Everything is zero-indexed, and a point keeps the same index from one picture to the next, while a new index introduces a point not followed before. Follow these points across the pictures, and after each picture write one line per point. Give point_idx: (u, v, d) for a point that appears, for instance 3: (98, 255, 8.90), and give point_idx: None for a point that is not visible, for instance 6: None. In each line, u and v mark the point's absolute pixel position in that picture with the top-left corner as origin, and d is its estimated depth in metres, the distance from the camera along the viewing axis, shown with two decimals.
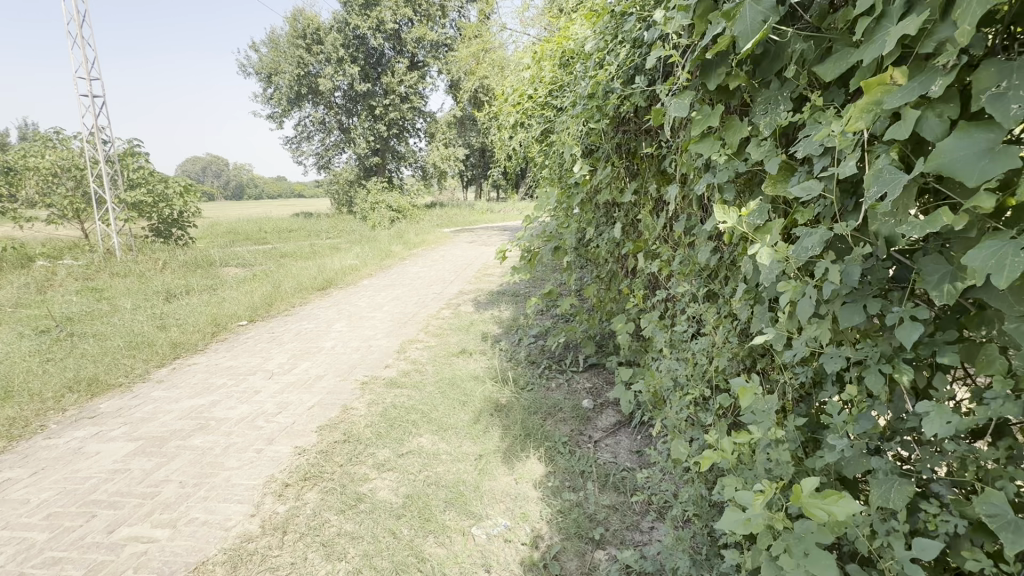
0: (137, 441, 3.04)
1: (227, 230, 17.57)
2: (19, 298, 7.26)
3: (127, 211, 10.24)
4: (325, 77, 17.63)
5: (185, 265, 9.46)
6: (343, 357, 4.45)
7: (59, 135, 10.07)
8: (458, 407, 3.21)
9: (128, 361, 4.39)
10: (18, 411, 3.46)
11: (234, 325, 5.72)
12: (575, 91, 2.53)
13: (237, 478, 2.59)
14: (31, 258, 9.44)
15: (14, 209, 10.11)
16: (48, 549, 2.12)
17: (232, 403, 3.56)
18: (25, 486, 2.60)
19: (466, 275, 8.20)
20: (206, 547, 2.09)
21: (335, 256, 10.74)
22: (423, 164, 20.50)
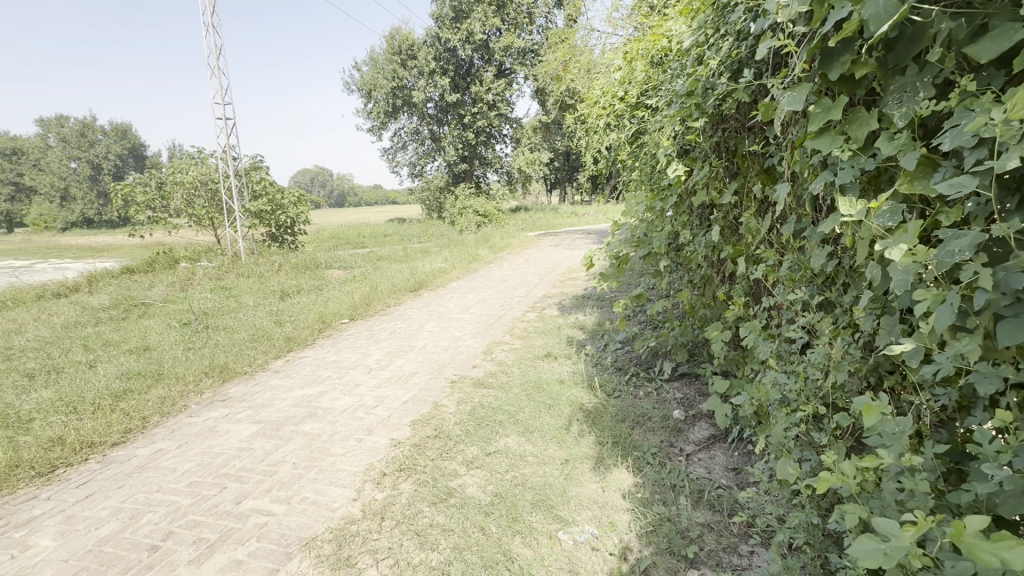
0: (259, 424, 3.42)
1: (332, 235, 19.22)
2: (169, 295, 8.49)
3: (251, 218, 11.58)
4: (418, 90, 18.63)
5: (297, 267, 10.49)
6: (434, 356, 4.67)
7: (200, 154, 11.75)
8: (544, 410, 3.23)
9: (252, 352, 4.95)
10: (168, 391, 4.05)
11: (337, 322, 6.24)
12: (671, 89, 2.45)
13: (341, 463, 2.82)
14: (178, 260, 10.99)
15: (165, 218, 11.85)
16: (191, 512, 2.45)
17: (337, 394, 3.88)
18: (173, 456, 3.03)
19: (550, 279, 8.23)
20: (315, 524, 2.29)
21: (426, 259, 11.30)
22: (509, 170, 20.94)
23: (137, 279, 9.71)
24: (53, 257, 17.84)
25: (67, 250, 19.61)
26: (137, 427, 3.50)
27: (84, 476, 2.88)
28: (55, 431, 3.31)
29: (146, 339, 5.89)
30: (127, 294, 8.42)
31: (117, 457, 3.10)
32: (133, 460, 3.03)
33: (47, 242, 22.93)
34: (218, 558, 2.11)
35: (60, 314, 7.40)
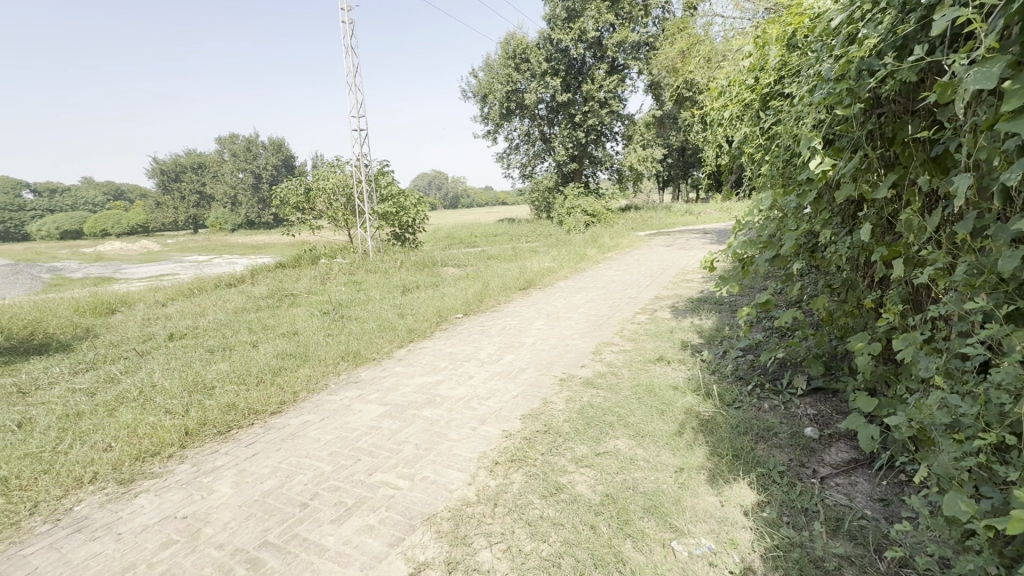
0: (386, 406, 3.77)
1: (447, 235, 20.39)
2: (311, 287, 9.68)
3: (378, 219, 12.75)
4: (530, 92, 19.00)
5: (416, 265, 11.30)
6: (543, 353, 4.74)
7: (339, 163, 13.21)
8: (656, 415, 3.12)
9: (379, 340, 5.46)
10: (313, 371, 4.63)
11: (452, 316, 6.64)
12: (815, 74, 2.23)
13: (457, 449, 3.01)
14: (319, 257, 12.46)
15: (310, 220, 13.53)
16: (332, 478, 2.78)
17: (453, 384, 4.13)
18: (318, 428, 3.47)
19: (663, 280, 7.90)
20: (435, 502, 2.48)
21: (534, 258, 11.53)
22: (619, 168, 20.49)
23: (288, 273, 11.22)
24: (226, 253, 21.31)
25: (235, 248, 23.28)
26: (290, 399, 4.06)
27: (251, 438, 3.42)
28: (230, 398, 3.97)
29: (295, 325, 6.79)
30: (280, 286, 9.78)
31: (275, 425, 3.63)
32: (287, 428, 3.52)
33: (221, 242, 27.36)
34: (354, 521, 2.38)
35: (231, 301, 8.81)
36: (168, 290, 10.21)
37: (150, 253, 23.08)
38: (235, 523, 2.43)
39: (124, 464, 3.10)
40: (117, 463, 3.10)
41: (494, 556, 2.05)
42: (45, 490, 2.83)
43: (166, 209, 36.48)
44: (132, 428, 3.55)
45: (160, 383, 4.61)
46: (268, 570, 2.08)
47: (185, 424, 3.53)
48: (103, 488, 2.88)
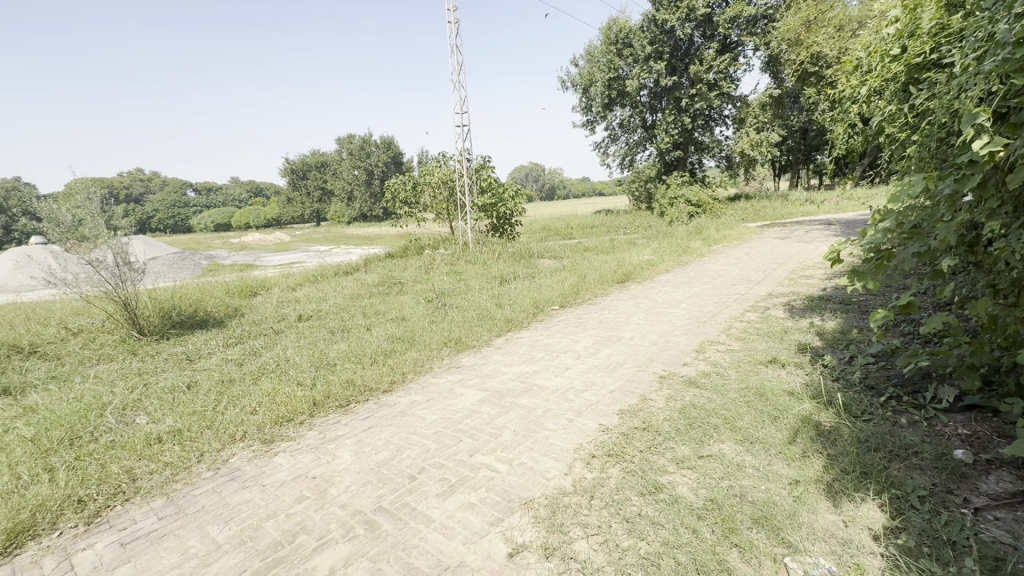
0: (485, 392, 3.93)
1: (544, 226, 20.51)
2: (417, 276, 10.32)
3: (478, 212, 13.19)
4: (632, 78, 18.32)
5: (514, 256, 11.52)
6: (642, 349, 4.61)
7: (442, 158, 13.85)
8: (767, 421, 2.91)
9: (479, 329, 5.69)
10: (419, 354, 4.96)
11: (549, 308, 6.70)
12: (986, 37, 1.90)
13: (553, 438, 3.06)
14: (423, 248, 13.22)
15: (416, 213, 14.39)
16: (437, 455, 2.98)
17: (549, 374, 4.19)
18: (424, 408, 3.73)
19: (777, 276, 7.25)
20: (533, 488, 2.55)
21: (633, 251, 11.19)
22: (729, 154, 19.08)
23: (396, 263, 12.07)
24: (343, 244, 23.36)
25: (351, 239, 25.49)
26: (399, 380, 4.40)
27: (367, 413, 3.77)
28: (349, 375, 4.40)
29: (403, 311, 7.30)
30: (390, 274, 10.54)
31: (387, 402, 3.96)
32: (397, 406, 3.82)
33: (339, 233, 30.06)
34: (457, 497, 2.53)
35: (348, 288, 9.68)
36: (297, 276, 11.49)
37: (282, 244, 26.08)
38: (355, 487, 2.71)
39: (267, 426, 3.59)
40: (260, 425, 3.58)
41: (590, 548, 2.07)
42: (208, 443, 3.37)
43: (295, 204, 40.88)
44: (271, 396, 4.08)
45: (293, 358, 5.24)
46: (383, 531, 2.30)
47: (313, 395, 3.98)
48: (251, 445, 3.37)
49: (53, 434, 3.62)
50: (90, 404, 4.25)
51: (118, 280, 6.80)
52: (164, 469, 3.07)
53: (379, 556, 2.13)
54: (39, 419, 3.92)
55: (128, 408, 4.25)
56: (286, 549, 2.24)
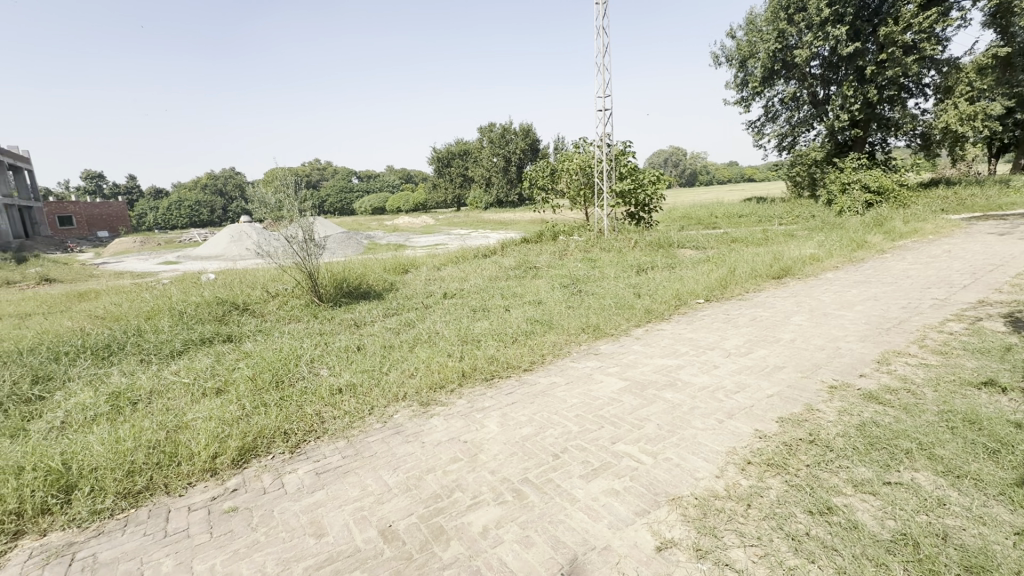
0: (626, 381, 3.87)
1: (684, 214, 19.32)
2: (552, 262, 10.47)
3: (615, 198, 12.87)
4: (802, 48, 16.11)
5: (652, 245, 11.04)
6: (806, 353, 4.12)
7: (582, 143, 13.73)
8: (980, 454, 2.41)
9: (616, 317, 5.60)
10: (557, 338, 5.06)
11: (693, 300, 6.33)
12: None
13: (702, 438, 2.90)
14: (557, 234, 13.34)
15: (553, 198, 14.55)
16: (579, 438, 3.02)
17: (695, 371, 3.97)
18: (564, 390, 3.81)
19: (992, 281, 5.88)
20: (680, 485, 2.45)
21: (792, 243, 9.99)
22: (926, 130, 15.87)
23: (531, 247, 12.39)
24: (481, 228, 24.64)
25: (488, 224, 26.77)
26: (538, 360, 4.54)
27: (510, 388, 3.96)
28: (493, 352, 4.67)
29: (539, 295, 7.48)
30: (526, 259, 10.87)
31: (528, 380, 4.13)
32: (538, 386, 3.95)
33: (478, 217, 31.70)
34: (600, 481, 2.55)
35: (487, 269, 10.19)
36: (442, 257, 12.43)
37: (429, 227, 28.42)
38: (502, 456, 2.88)
39: (424, 390, 3.98)
40: (418, 389, 3.98)
41: (748, 558, 1.93)
42: (377, 398, 3.85)
43: (439, 190, 44.04)
44: (426, 364, 4.50)
45: (442, 332, 5.71)
46: (530, 502, 2.42)
47: (462, 366, 4.31)
48: (411, 405, 3.77)
49: (265, 376, 4.46)
50: (289, 355, 5.14)
51: (305, 255, 8.05)
52: (344, 416, 3.60)
53: (528, 524, 2.25)
54: (254, 363, 4.86)
55: (314, 361, 5.05)
56: (445, 502, 2.47)
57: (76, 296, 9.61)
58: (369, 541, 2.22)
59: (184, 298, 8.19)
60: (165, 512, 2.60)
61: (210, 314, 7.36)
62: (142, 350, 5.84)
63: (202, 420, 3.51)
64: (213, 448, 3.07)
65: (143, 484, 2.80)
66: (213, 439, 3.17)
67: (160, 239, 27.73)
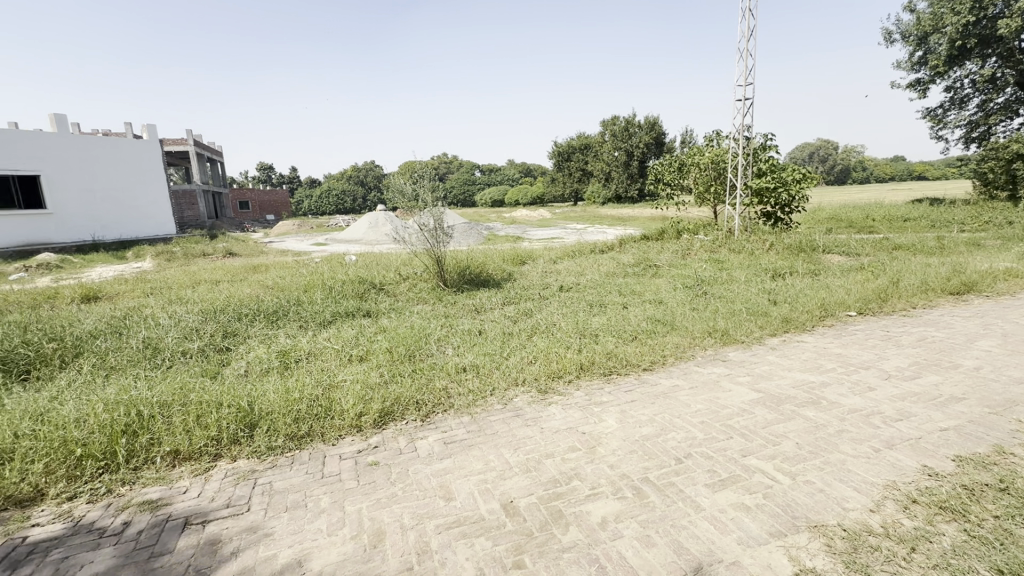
0: (759, 393, 3.57)
1: (832, 215, 17.10)
2: (673, 261, 9.98)
3: (750, 195, 11.82)
4: (1011, 17, 13.21)
5: (790, 248, 9.98)
6: (994, 385, 3.44)
7: (717, 136, 12.79)
8: None
9: (748, 324, 5.18)
10: (680, 340, 4.83)
11: (842, 312, 5.61)
12: None
13: (853, 465, 2.58)
14: (682, 232, 12.63)
15: (678, 195, 13.80)
16: (705, 446, 2.87)
17: (845, 390, 3.54)
18: (688, 394, 3.64)
19: None
20: (824, 513, 2.22)
21: (978, 254, 8.33)
22: None
23: (652, 245, 11.94)
24: (598, 224, 24.23)
25: (606, 219, 26.29)
26: (660, 361, 4.39)
27: (629, 386, 3.89)
28: (612, 348, 4.61)
29: (659, 294, 7.19)
30: (645, 256, 10.49)
31: (648, 380, 4.01)
32: (659, 387, 3.83)
33: (594, 212, 31.24)
34: (728, 494, 2.40)
35: (604, 265, 10.03)
36: (558, 250, 12.52)
37: (546, 220, 28.78)
38: (621, 452, 2.85)
39: (542, 377, 4.08)
40: (536, 376, 4.09)
41: None
42: (498, 381, 4.04)
43: (558, 183, 44.23)
44: (545, 353, 4.59)
45: (559, 323, 5.78)
46: (650, 502, 2.37)
47: (580, 359, 4.33)
48: (530, 391, 3.89)
49: (400, 350, 4.92)
50: (419, 332, 5.60)
51: (434, 242, 8.65)
52: (468, 393, 3.83)
53: (648, 524, 2.21)
54: (390, 337, 5.38)
55: (440, 340, 5.44)
56: (563, 488, 2.52)
57: (252, 268, 11.42)
58: (493, 512, 2.36)
59: (332, 275, 9.29)
60: (322, 457, 3.01)
61: (353, 291, 8.28)
62: (301, 318, 6.76)
63: (349, 382, 3.99)
64: (358, 408, 3.48)
65: (305, 430, 3.28)
66: (359, 400, 3.59)
67: (313, 223, 31.75)
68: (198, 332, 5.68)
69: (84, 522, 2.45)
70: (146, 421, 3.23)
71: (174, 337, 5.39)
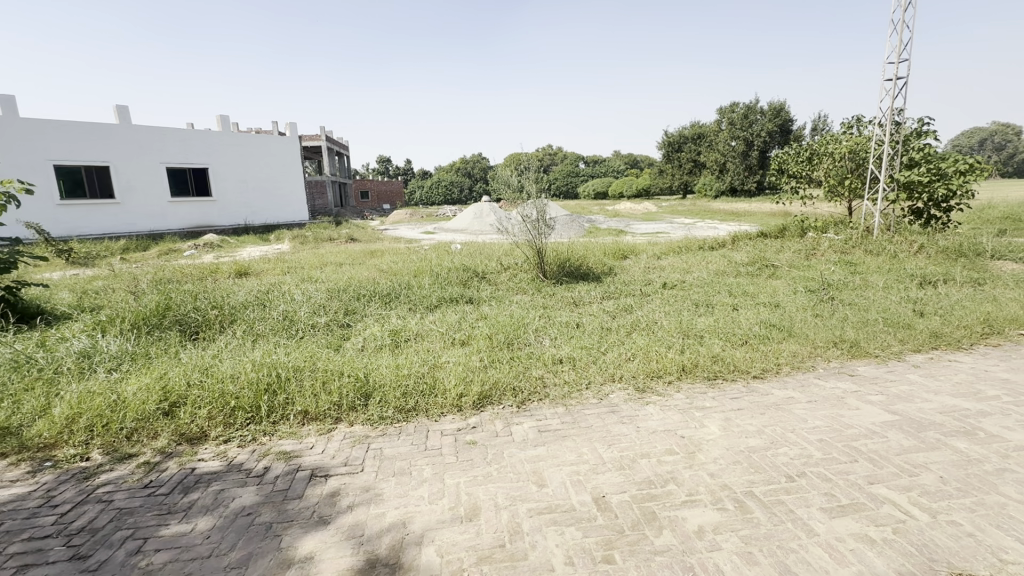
0: (894, 415, 3.15)
1: (1007, 215, 14.29)
2: (795, 262, 9.07)
3: (897, 190, 10.29)
4: None
5: (946, 252, 8.55)
6: None
7: (859, 123, 11.28)
8: None
9: (885, 336, 4.56)
10: (798, 348, 4.40)
11: (1014, 330, 4.70)
12: None
13: (1016, 511, 2.18)
14: (807, 230, 11.39)
15: (806, 189, 12.44)
16: (822, 467, 2.60)
17: (1011, 424, 2.98)
18: (805, 408, 3.31)
19: None
20: (972, 560, 1.92)
21: None
22: None
23: (770, 243, 10.94)
24: (708, 219, 22.71)
25: (718, 214, 24.58)
26: (773, 369, 4.04)
27: (735, 393, 3.64)
28: (718, 351, 4.34)
29: (776, 297, 6.59)
30: (761, 255, 9.65)
31: (758, 389, 3.72)
32: (771, 397, 3.53)
33: (704, 207, 29.28)
34: (849, 522, 2.17)
35: (714, 263, 9.40)
36: (664, 245, 11.98)
37: (651, 213, 27.72)
38: (724, 461, 2.69)
39: (640, 375, 3.97)
40: (635, 373, 3.99)
41: None
42: (595, 375, 4.02)
43: (666, 175, 42.18)
44: (644, 351, 4.46)
45: (662, 322, 5.56)
46: (754, 517, 2.22)
47: (683, 360, 4.14)
48: (627, 388, 3.81)
49: (499, 337, 5.09)
50: (518, 321, 5.74)
51: (537, 233, 8.76)
52: (564, 385, 3.87)
53: (751, 541, 2.07)
54: (490, 324, 5.58)
55: (538, 330, 5.52)
56: (658, 490, 2.46)
57: (370, 253, 12.48)
58: (584, 504, 2.37)
59: (439, 262, 9.84)
60: (426, 431, 3.24)
61: (458, 278, 8.70)
62: (411, 300, 7.27)
63: (452, 363, 4.23)
64: (460, 388, 3.68)
65: (412, 404, 3.55)
66: (460, 381, 3.79)
67: (424, 213, 33.74)
68: (324, 308, 6.39)
69: (235, 462, 2.91)
70: (283, 382, 3.73)
71: (306, 311, 6.11)
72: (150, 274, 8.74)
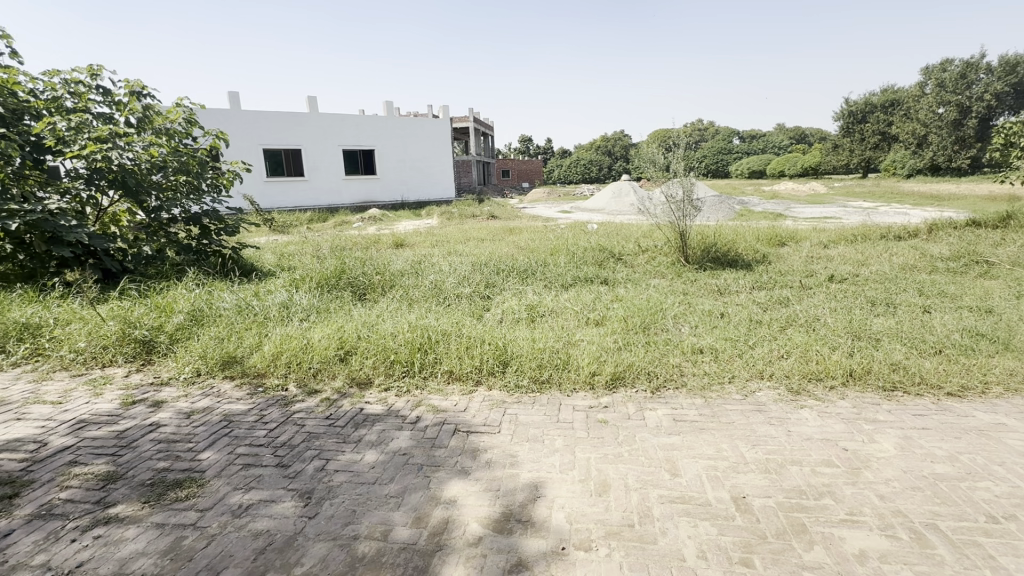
0: None
1: None
2: (1020, 259, 7.21)
3: None
4: None
5: None
6: None
7: None
8: None
9: None
10: (1017, 366, 3.54)
11: None
12: None
13: None
14: None
15: None
16: None
17: None
18: (1022, 440, 2.68)
19: None
20: None
21: None
22: None
23: (985, 234, 8.83)
24: (896, 203, 19.04)
25: (910, 197, 20.44)
26: (976, 388, 3.33)
27: (920, 409, 3.08)
28: (900, 359, 3.69)
29: (988, 301, 5.34)
30: (970, 248, 7.84)
31: (952, 408, 3.10)
32: (972, 421, 2.92)
33: (892, 188, 24.62)
34: None
35: (900, 256, 7.92)
36: (833, 232, 10.41)
37: (818, 196, 24.14)
38: (899, 484, 2.33)
39: (795, 376, 3.57)
40: (788, 373, 3.61)
41: None
42: (740, 369, 3.72)
43: (842, 152, 36.24)
44: (802, 349, 3.99)
45: (826, 319, 4.90)
46: (936, 554, 1.89)
47: (851, 364, 3.61)
48: (777, 388, 3.47)
49: (635, 320, 4.97)
50: (655, 305, 5.53)
51: (681, 214, 8.26)
52: (704, 376, 3.66)
53: None
54: (626, 306, 5.47)
55: (677, 316, 5.27)
56: (811, 502, 2.22)
57: (509, 230, 12.98)
58: (721, 501, 2.26)
59: (576, 241, 9.87)
60: (559, 404, 3.35)
61: (593, 258, 8.65)
62: (546, 277, 7.44)
63: (585, 342, 4.27)
64: (593, 367, 3.71)
65: (546, 377, 3.68)
66: (594, 360, 3.81)
67: (561, 192, 33.84)
68: (468, 280, 6.87)
69: (394, 408, 3.33)
70: (433, 344, 4.13)
71: (452, 281, 6.63)
72: (330, 241, 10.26)
